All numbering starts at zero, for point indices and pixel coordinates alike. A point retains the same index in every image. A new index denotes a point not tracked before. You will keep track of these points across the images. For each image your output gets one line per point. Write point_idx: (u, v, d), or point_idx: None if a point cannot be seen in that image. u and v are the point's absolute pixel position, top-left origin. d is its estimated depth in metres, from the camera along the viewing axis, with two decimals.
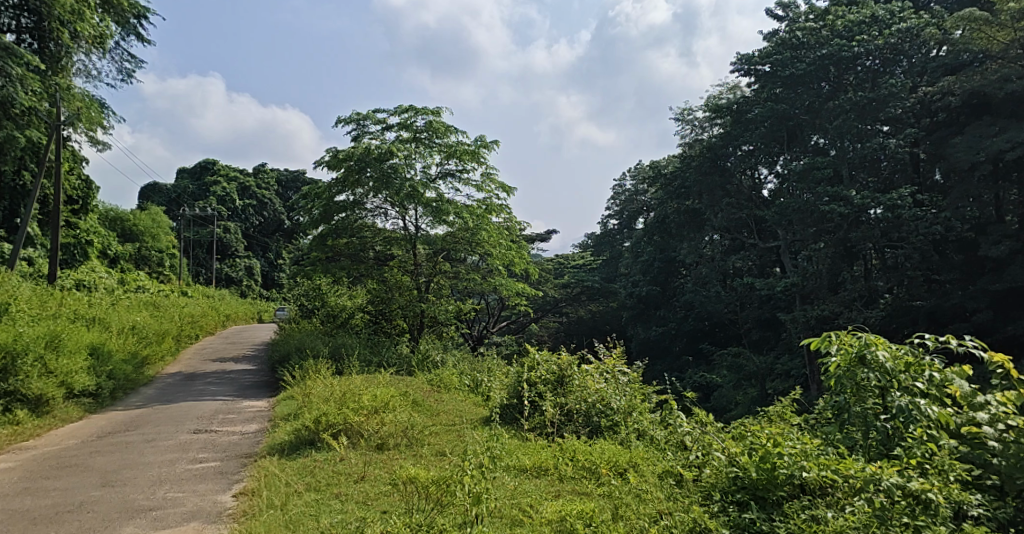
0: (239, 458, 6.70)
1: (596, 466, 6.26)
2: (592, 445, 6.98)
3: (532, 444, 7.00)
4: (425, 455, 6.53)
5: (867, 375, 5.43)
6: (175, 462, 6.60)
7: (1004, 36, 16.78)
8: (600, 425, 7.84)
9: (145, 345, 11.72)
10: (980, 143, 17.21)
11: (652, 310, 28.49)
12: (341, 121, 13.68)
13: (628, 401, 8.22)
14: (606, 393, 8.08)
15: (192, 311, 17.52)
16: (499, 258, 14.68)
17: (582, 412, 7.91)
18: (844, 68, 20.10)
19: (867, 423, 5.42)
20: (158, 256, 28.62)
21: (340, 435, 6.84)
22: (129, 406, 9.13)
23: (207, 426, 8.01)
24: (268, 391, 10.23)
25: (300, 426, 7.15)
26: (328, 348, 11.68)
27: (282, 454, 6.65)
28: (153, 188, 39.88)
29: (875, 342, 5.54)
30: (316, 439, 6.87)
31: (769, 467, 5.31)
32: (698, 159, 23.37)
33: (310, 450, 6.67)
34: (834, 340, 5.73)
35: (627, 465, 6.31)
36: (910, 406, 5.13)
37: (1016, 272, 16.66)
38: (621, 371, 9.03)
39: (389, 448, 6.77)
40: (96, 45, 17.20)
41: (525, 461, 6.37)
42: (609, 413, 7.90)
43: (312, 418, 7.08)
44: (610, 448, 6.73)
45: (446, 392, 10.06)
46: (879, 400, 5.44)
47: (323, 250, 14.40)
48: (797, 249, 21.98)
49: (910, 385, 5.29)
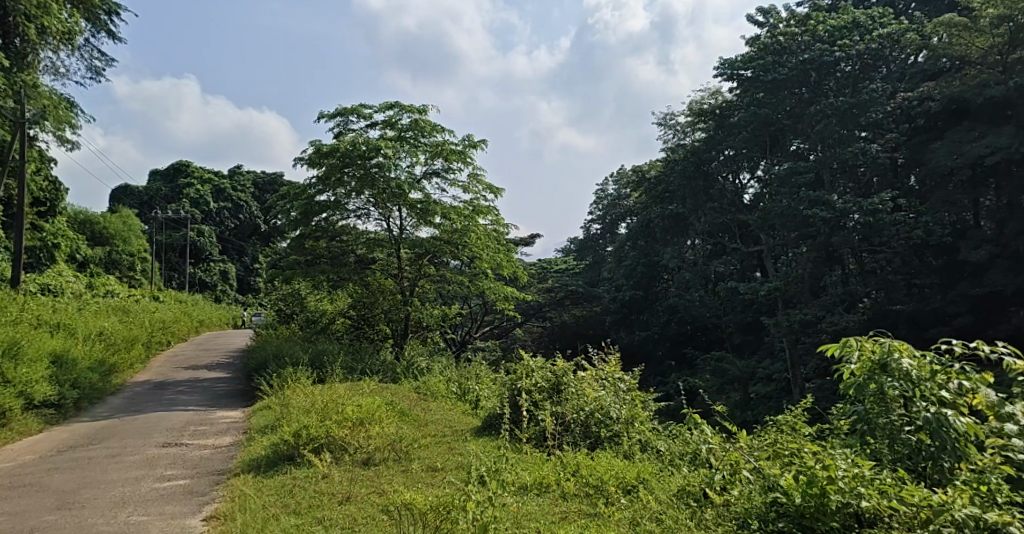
0: (210, 476, 6.30)
1: (600, 482, 5.97)
2: (596, 458, 6.68)
3: (532, 457, 6.68)
4: (413, 471, 6.20)
5: (892, 384, 5.12)
6: (141, 481, 6.18)
7: (983, 42, 17.15)
8: (599, 434, 7.58)
9: (113, 352, 11.18)
10: (960, 148, 17.29)
11: (635, 314, 27.67)
12: (324, 116, 13.28)
13: (628, 409, 7.99)
14: (604, 400, 7.82)
15: (164, 316, 16.97)
16: (487, 261, 14.35)
17: (579, 421, 7.61)
18: (824, 73, 19.62)
19: (892, 435, 5.14)
20: (129, 260, 27.82)
21: (322, 450, 6.47)
22: (96, 417, 8.67)
23: (177, 439, 7.57)
24: (244, 400, 9.82)
25: (278, 440, 6.77)
26: (308, 355, 11.27)
27: (258, 471, 6.27)
28: (124, 190, 38.95)
29: (900, 348, 5.23)
30: (296, 454, 6.49)
31: (818, 493, 4.71)
32: (681, 163, 23.09)
33: (288, 466, 6.29)
34: (854, 346, 5.42)
35: (636, 482, 6.01)
36: (939, 418, 4.83)
37: (997, 277, 16.75)
38: (618, 378, 8.82)
39: (376, 463, 6.42)
40: (64, 42, 16.61)
41: (524, 476, 6.03)
42: (609, 423, 7.62)
43: (291, 431, 6.68)
44: (621, 464, 6.41)
45: (434, 401, 9.68)
46: (904, 410, 5.14)
47: (302, 253, 14.04)
48: (780, 254, 21.69)
49: (938, 395, 4.99)
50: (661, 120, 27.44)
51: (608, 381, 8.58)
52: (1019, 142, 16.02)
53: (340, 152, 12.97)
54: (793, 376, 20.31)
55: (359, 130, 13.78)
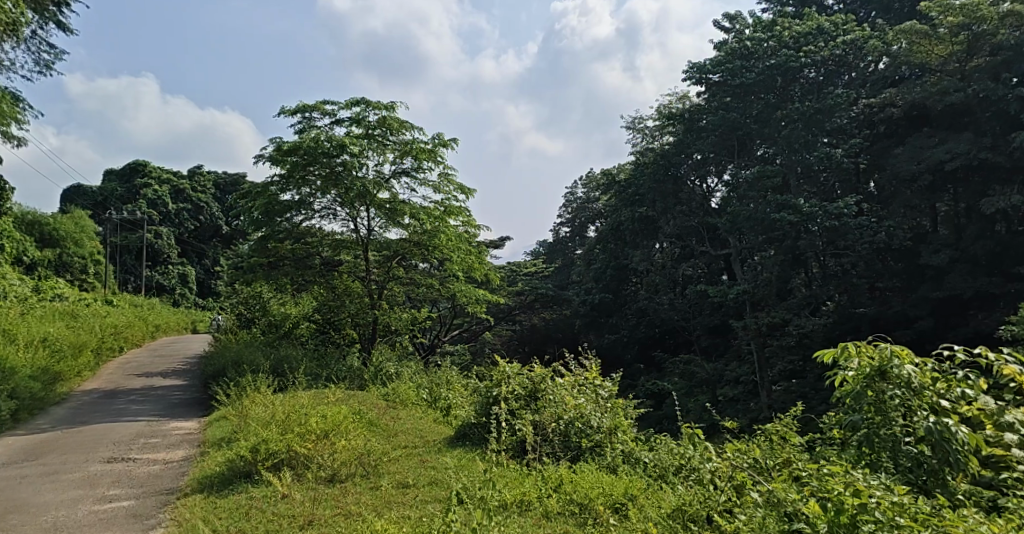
0: (158, 495, 5.86)
1: (586, 500, 5.69)
2: (579, 472, 6.40)
3: (510, 471, 6.39)
4: (382, 488, 5.87)
5: (891, 392, 5.03)
6: (79, 503, 5.72)
7: (942, 49, 17.50)
8: (578, 445, 7.32)
9: (59, 359, 10.50)
10: (920, 153, 17.49)
11: (603, 317, 27.44)
12: (287, 112, 12.82)
13: (611, 419, 7.75)
14: (585, 408, 7.59)
15: (117, 321, 16.20)
16: (458, 263, 14.04)
17: (560, 431, 7.37)
18: (790, 80, 19.96)
19: (894, 448, 5.00)
20: (81, 263, 26.73)
21: (282, 468, 6.10)
22: (34, 430, 8.07)
23: (125, 453, 7.09)
24: (201, 410, 9.33)
25: (235, 455, 6.37)
26: (269, 361, 10.80)
27: (211, 490, 5.87)
28: (77, 191, 37.52)
29: (900, 355, 5.15)
30: (253, 471, 6.12)
31: (849, 524, 4.21)
32: (650, 167, 23.04)
33: (245, 485, 5.90)
34: (851, 352, 5.32)
35: (624, 499, 5.74)
36: (939, 428, 4.72)
37: (956, 281, 17.00)
38: (597, 383, 8.57)
39: (343, 479, 6.07)
40: (9, 33, 15.76)
41: (503, 492, 5.72)
42: (590, 433, 7.40)
43: (249, 446, 6.30)
44: (607, 479, 6.17)
45: (404, 409, 9.33)
46: (905, 421, 5.01)
47: (263, 254, 13.50)
48: (747, 257, 21.92)
49: (936, 403, 4.92)
50: (629, 124, 27.46)
51: (588, 387, 8.37)
52: (977, 148, 16.29)
53: (303, 149, 12.49)
54: (760, 378, 20.37)
55: (323, 127, 13.35)
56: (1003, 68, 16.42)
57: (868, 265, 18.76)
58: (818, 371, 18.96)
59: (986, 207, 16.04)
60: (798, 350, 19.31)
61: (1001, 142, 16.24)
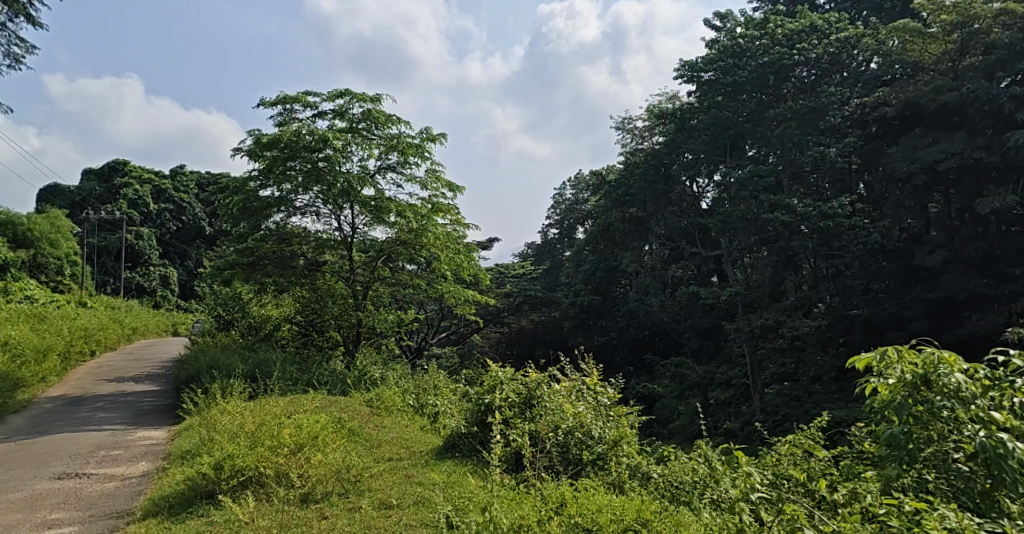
0: (107, 519, 5.41)
1: (593, 525, 5.13)
2: (580, 489, 5.97)
3: (505, 489, 5.93)
4: (361, 511, 5.42)
5: (939, 402, 4.80)
6: (18, 528, 5.25)
7: (936, 48, 17.09)
8: (579, 459, 6.88)
9: (22, 364, 9.94)
10: (915, 152, 17.03)
11: (592, 320, 27.18)
12: (267, 103, 12.37)
13: (615, 430, 7.31)
14: (586, 418, 7.24)
15: (90, 323, 15.61)
16: (446, 263, 13.62)
17: (559, 441, 6.95)
18: (782, 78, 19.71)
19: (947, 468, 4.80)
20: (57, 264, 26.01)
21: (248, 488, 5.64)
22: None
23: (81, 468, 6.61)
24: (170, 418, 8.83)
25: (196, 472, 5.91)
26: (245, 366, 10.34)
27: (169, 513, 5.42)
28: (54, 190, 36.59)
29: (949, 362, 4.92)
30: (217, 491, 5.67)
31: None
32: (641, 167, 22.78)
33: (206, 508, 5.45)
34: (894, 359, 5.15)
35: (637, 525, 5.17)
36: (993, 444, 4.51)
37: (950, 282, 16.70)
38: (601, 391, 8.17)
39: (316, 499, 5.61)
40: None
41: (497, 511, 5.25)
42: (591, 445, 6.97)
43: (212, 462, 5.81)
44: (611, 498, 5.71)
45: (387, 416, 8.86)
46: (958, 436, 4.77)
47: (242, 253, 13.03)
48: (739, 258, 21.63)
49: (987, 415, 4.71)
50: (619, 124, 27.18)
51: (587, 396, 7.94)
52: (972, 147, 15.90)
53: (283, 142, 12.11)
54: (753, 381, 20.12)
55: (305, 119, 12.88)
56: (996, 66, 16.06)
57: (862, 266, 18.12)
58: (810, 374, 18.70)
59: (980, 207, 15.70)
60: (790, 353, 19.02)
61: (995, 142, 15.86)
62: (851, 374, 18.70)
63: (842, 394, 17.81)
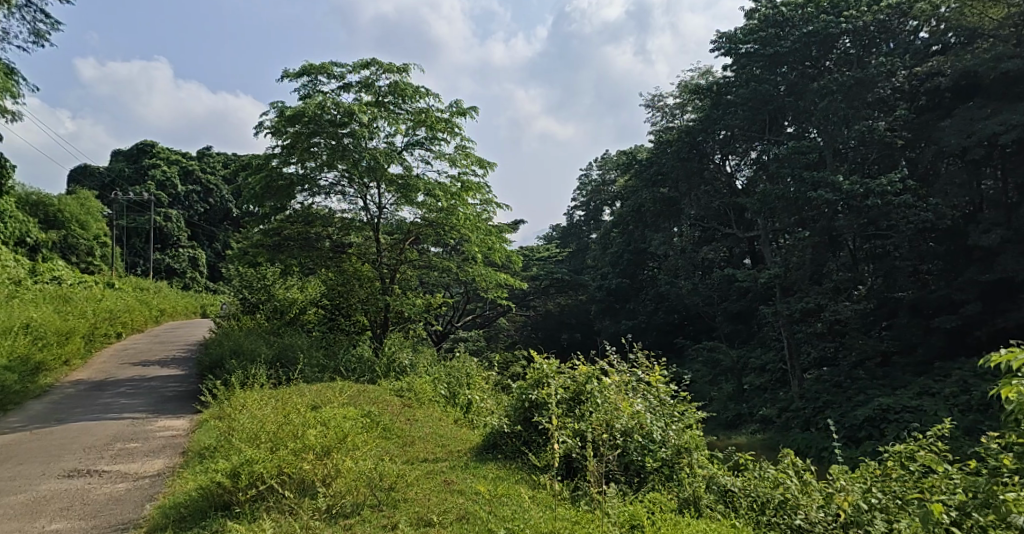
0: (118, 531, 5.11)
1: None
2: (641, 508, 5.58)
3: (559, 507, 5.50)
4: (398, 529, 5.01)
5: None
6: None
7: (996, 12, 15.97)
8: (643, 466, 6.47)
9: (43, 348, 9.72)
10: (972, 125, 15.97)
11: (621, 303, 26.68)
12: (291, 75, 11.95)
13: (683, 435, 6.93)
14: (646, 418, 6.77)
15: (115, 306, 15.48)
16: (477, 244, 13.18)
17: (617, 444, 6.53)
18: (825, 49, 18.75)
19: None
20: (88, 245, 26.07)
21: (262, 501, 5.26)
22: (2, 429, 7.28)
23: (93, 464, 6.33)
24: (191, 405, 8.51)
25: (212, 477, 5.56)
26: (270, 351, 10.09)
27: (181, 529, 5.07)
28: (84, 172, 36.92)
29: None
30: (233, 502, 5.31)
31: None
32: (675, 144, 21.58)
33: (222, 523, 5.09)
34: None
35: None
36: None
37: (1008, 262, 15.50)
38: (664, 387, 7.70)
39: (344, 512, 5.24)
40: None
41: None
42: (655, 450, 6.55)
43: (228, 469, 5.44)
44: (693, 524, 5.44)
45: (419, 408, 8.48)
46: None
47: (268, 235, 12.70)
48: (777, 238, 20.77)
49: None
50: (649, 102, 26.38)
51: (646, 394, 7.42)
52: None
53: (307, 116, 11.65)
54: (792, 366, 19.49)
55: (330, 93, 12.48)
56: None
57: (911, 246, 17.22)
58: (853, 359, 18.02)
59: None
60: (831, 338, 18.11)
61: None
62: (897, 360, 17.93)
63: (888, 380, 17.09)
